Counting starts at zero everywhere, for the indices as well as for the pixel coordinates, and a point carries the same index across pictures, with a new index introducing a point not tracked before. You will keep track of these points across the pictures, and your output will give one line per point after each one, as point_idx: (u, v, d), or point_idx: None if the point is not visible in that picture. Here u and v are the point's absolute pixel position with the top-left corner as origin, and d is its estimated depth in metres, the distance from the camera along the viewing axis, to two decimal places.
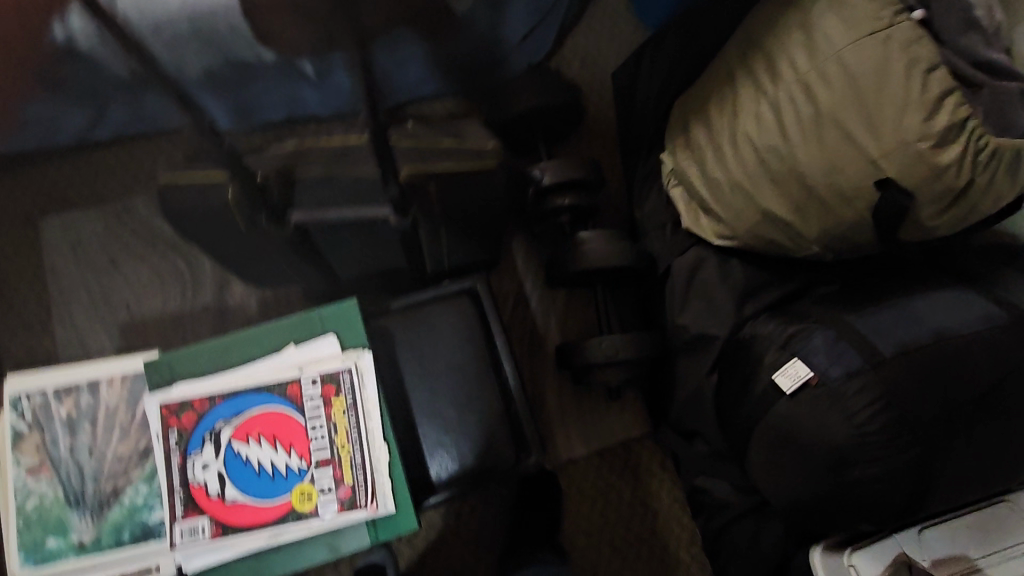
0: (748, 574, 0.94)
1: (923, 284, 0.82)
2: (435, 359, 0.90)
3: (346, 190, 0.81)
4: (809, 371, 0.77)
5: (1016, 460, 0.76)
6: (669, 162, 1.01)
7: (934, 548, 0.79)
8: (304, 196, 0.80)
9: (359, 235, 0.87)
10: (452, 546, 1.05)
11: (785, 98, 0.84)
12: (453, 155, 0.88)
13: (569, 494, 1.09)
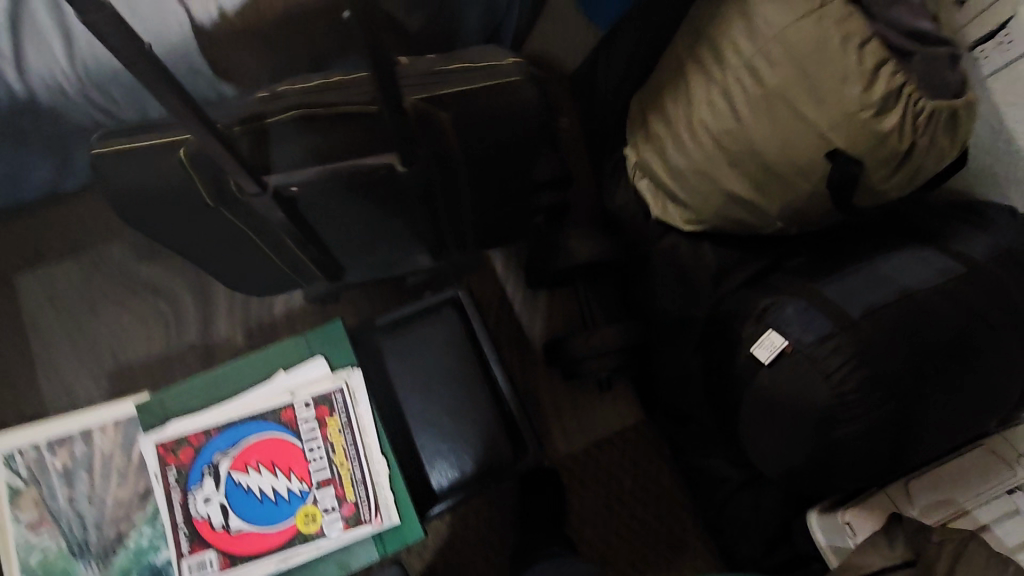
0: (751, 546, 0.96)
1: (883, 246, 0.85)
2: (426, 370, 0.92)
3: (343, 141, 0.70)
4: (783, 339, 0.80)
5: (987, 404, 0.79)
6: (632, 155, 1.04)
7: (921, 497, 0.82)
8: (285, 146, 0.69)
9: (358, 200, 0.81)
10: (461, 554, 1.06)
11: (734, 83, 0.86)
12: (454, 75, 0.73)
13: (571, 488, 1.11)
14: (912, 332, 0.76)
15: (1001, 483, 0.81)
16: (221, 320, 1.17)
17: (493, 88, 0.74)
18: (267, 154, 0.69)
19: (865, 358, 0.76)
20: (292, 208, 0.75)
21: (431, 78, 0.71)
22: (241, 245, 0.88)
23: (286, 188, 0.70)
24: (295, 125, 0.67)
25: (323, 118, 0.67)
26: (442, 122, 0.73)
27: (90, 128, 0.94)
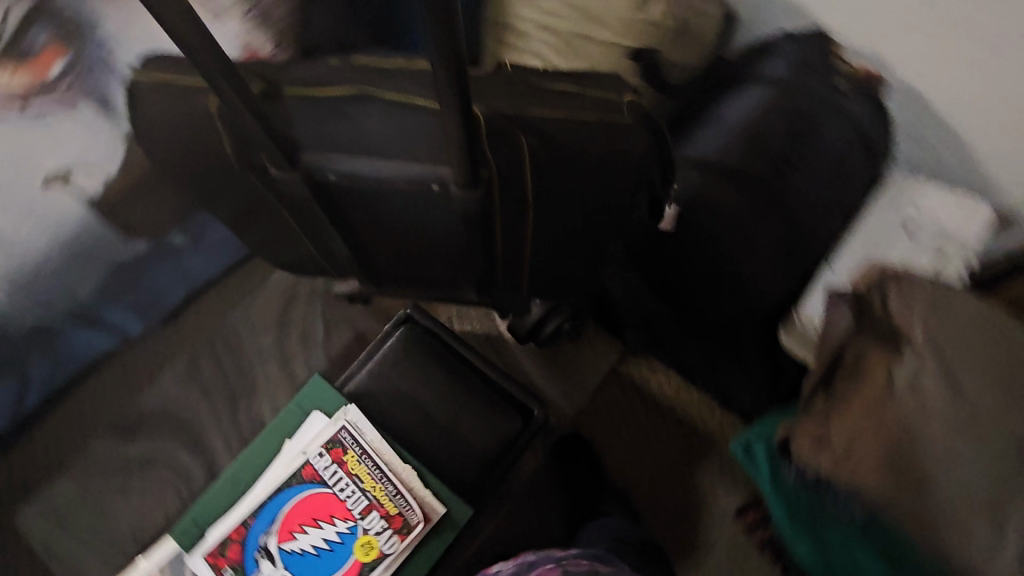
0: (753, 391, 1.06)
1: (713, 100, 1.00)
2: (410, 388, 0.97)
3: (393, 144, 0.69)
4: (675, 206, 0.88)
5: (841, 174, 0.95)
6: None
7: (845, 269, 0.96)
8: (331, 132, 0.69)
9: (391, 205, 0.79)
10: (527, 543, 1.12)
11: (537, 44, 1.01)
12: (538, 93, 0.70)
13: (594, 437, 1.18)
14: (760, 148, 0.91)
15: (898, 230, 0.96)
16: (223, 456, 1.21)
17: (594, 119, 0.69)
18: (309, 129, 0.69)
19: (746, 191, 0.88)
20: (323, 192, 0.77)
21: (513, 94, 0.70)
22: (265, 218, 0.92)
23: (319, 169, 0.72)
24: (340, 105, 0.68)
25: (375, 109, 0.68)
26: (519, 143, 0.69)
27: (34, 332, 1.03)
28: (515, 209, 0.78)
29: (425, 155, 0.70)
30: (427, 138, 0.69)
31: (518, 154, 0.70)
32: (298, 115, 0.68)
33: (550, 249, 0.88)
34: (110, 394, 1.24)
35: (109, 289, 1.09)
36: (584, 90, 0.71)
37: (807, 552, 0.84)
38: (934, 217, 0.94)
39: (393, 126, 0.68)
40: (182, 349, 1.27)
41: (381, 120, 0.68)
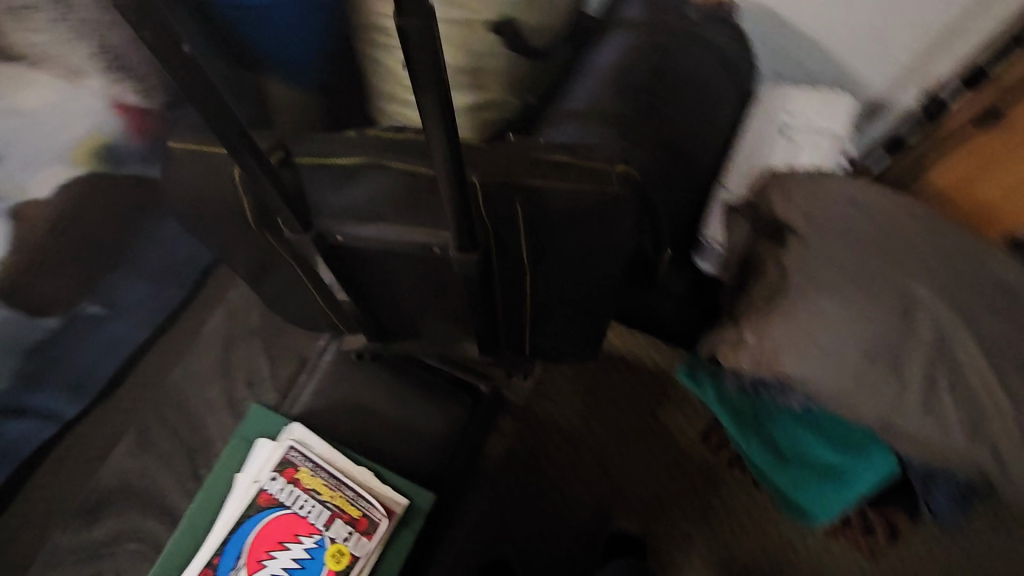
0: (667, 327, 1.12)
1: (584, 54, 1.03)
2: (356, 396, 0.96)
3: (399, 212, 0.69)
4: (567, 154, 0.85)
5: (714, 96, 0.99)
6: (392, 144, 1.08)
7: (737, 183, 1.01)
8: (348, 202, 0.70)
9: (394, 260, 0.76)
10: (512, 519, 1.13)
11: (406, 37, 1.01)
12: (532, 162, 0.70)
13: (555, 403, 1.20)
14: (631, 86, 0.94)
15: (776, 137, 1.02)
16: None
17: (583, 186, 0.69)
18: (330, 192, 0.70)
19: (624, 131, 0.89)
20: (332, 251, 0.75)
21: (512, 162, 0.70)
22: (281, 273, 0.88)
23: (332, 229, 0.70)
24: (354, 173, 0.69)
25: (382, 177, 0.69)
26: (516, 214, 0.70)
27: None
28: (511, 264, 0.76)
29: (425, 221, 0.69)
30: (428, 204, 0.68)
31: (511, 222, 0.71)
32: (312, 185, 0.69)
33: (549, 298, 0.83)
34: (64, 481, 1.19)
35: (28, 375, 1.06)
36: (578, 160, 0.71)
37: (783, 480, 0.90)
38: (805, 115, 1.01)
39: (402, 198, 0.68)
40: (127, 419, 1.22)
41: (387, 190, 0.69)
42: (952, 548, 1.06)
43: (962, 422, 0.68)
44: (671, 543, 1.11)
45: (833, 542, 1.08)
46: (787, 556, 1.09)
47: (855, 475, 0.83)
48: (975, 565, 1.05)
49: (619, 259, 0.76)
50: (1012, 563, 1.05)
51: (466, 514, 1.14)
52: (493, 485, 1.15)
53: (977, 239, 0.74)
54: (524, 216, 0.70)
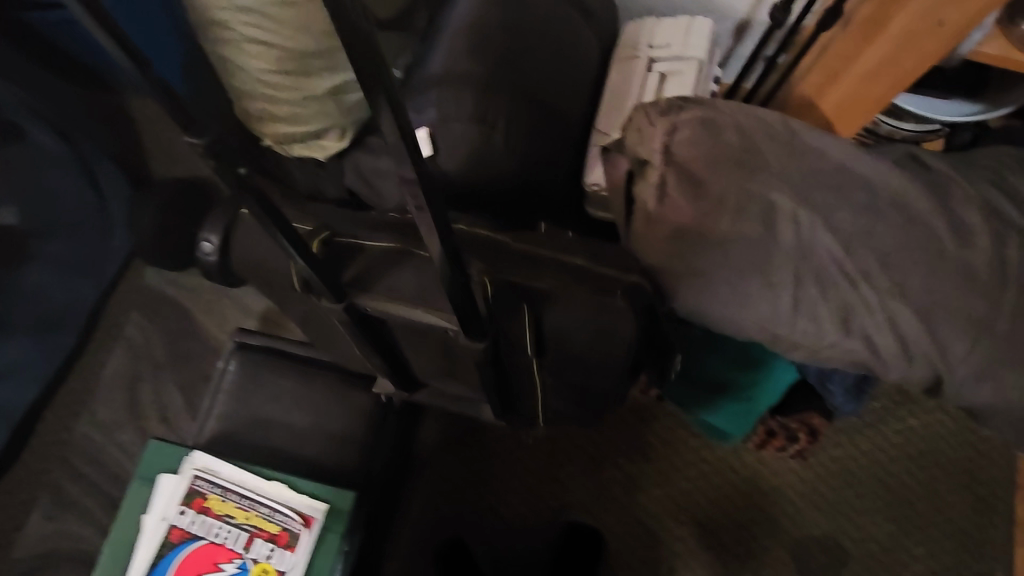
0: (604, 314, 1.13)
1: (438, 12, 0.97)
2: (264, 409, 0.93)
3: (424, 293, 0.67)
4: (424, 128, 0.84)
5: (575, 36, 0.95)
6: (271, 139, 1.09)
7: (609, 119, 0.97)
8: (378, 278, 0.67)
9: (416, 334, 0.75)
10: (461, 504, 1.12)
11: (246, 29, 0.90)
12: (545, 265, 0.69)
13: None
14: (485, 41, 0.88)
15: (642, 66, 0.97)
16: None
17: (588, 294, 0.68)
18: (358, 267, 0.67)
19: (480, 88, 0.85)
20: (364, 324, 0.71)
21: (526, 264, 0.69)
22: (321, 328, 0.84)
23: (361, 304, 0.67)
24: (389, 258, 0.68)
25: (408, 260, 0.68)
26: (521, 312, 0.69)
27: None
28: (518, 353, 0.75)
29: (443, 306, 0.66)
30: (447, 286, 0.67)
31: (521, 321, 0.69)
32: (342, 262, 0.66)
33: (557, 379, 0.81)
34: None
35: None
36: (593, 266, 0.70)
37: (721, 418, 0.94)
38: (667, 44, 0.97)
39: (424, 276, 0.68)
40: (41, 482, 1.14)
41: (414, 273, 0.68)
42: (877, 437, 1.12)
43: (831, 316, 0.72)
44: (617, 491, 1.12)
45: (769, 455, 1.12)
46: (728, 477, 1.12)
47: (760, 394, 0.88)
48: (898, 447, 1.11)
49: (626, 355, 0.73)
50: (931, 440, 1.11)
51: (411, 504, 1.12)
52: (435, 470, 1.14)
53: (830, 146, 0.77)
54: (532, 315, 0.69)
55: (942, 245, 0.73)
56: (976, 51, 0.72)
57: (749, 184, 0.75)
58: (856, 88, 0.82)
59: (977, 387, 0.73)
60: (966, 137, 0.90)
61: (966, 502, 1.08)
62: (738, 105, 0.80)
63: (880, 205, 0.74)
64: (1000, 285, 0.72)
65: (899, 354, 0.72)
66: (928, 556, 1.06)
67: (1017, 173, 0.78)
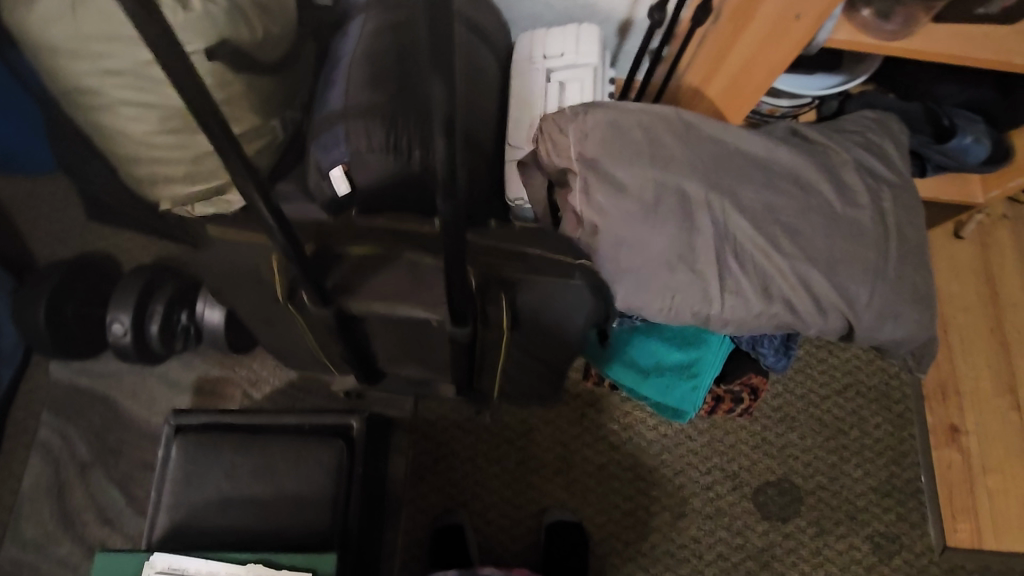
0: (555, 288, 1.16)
1: (330, 50, 0.95)
2: (218, 489, 0.88)
3: (405, 292, 0.78)
4: (340, 167, 0.83)
5: (472, 55, 0.95)
6: (166, 202, 0.99)
7: (517, 133, 0.99)
8: (360, 282, 0.78)
9: (393, 326, 0.86)
10: (445, 539, 1.09)
11: (119, 90, 0.83)
12: (515, 259, 0.80)
13: (435, 408, 1.19)
14: (385, 75, 0.87)
15: (540, 78, 1.00)
16: None
17: (546, 274, 0.80)
18: (342, 275, 0.77)
19: (387, 119, 0.83)
20: (344, 321, 0.82)
21: (496, 253, 0.80)
22: (283, 320, 0.89)
23: (346, 306, 0.78)
24: (372, 262, 0.77)
25: (393, 265, 0.77)
26: (498, 296, 0.81)
27: None
28: (492, 332, 0.86)
29: (427, 301, 0.78)
30: (432, 283, 0.78)
31: (496, 304, 0.82)
32: (329, 270, 0.77)
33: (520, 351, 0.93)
34: None
35: None
36: (547, 252, 0.81)
37: (650, 391, 0.98)
38: (560, 54, 1.00)
39: (404, 277, 0.78)
40: None
41: (396, 274, 0.78)
42: (807, 379, 1.23)
43: (754, 287, 0.79)
44: (590, 481, 1.16)
45: (718, 418, 1.20)
46: (688, 446, 1.19)
47: (704, 367, 0.95)
48: (826, 384, 1.23)
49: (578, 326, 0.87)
50: (851, 373, 1.24)
51: (393, 542, 1.11)
52: (411, 503, 1.14)
53: (728, 133, 0.83)
54: (508, 299, 0.82)
55: (832, 208, 0.82)
56: (832, 39, 0.80)
57: (664, 179, 0.80)
58: (736, 78, 0.89)
59: (881, 327, 0.83)
60: (833, 105, 1.00)
61: (888, 421, 1.22)
62: (640, 105, 0.84)
63: (777, 180, 0.82)
64: (881, 235, 0.83)
65: (814, 311, 0.80)
66: (866, 475, 1.19)
67: (877, 134, 0.89)
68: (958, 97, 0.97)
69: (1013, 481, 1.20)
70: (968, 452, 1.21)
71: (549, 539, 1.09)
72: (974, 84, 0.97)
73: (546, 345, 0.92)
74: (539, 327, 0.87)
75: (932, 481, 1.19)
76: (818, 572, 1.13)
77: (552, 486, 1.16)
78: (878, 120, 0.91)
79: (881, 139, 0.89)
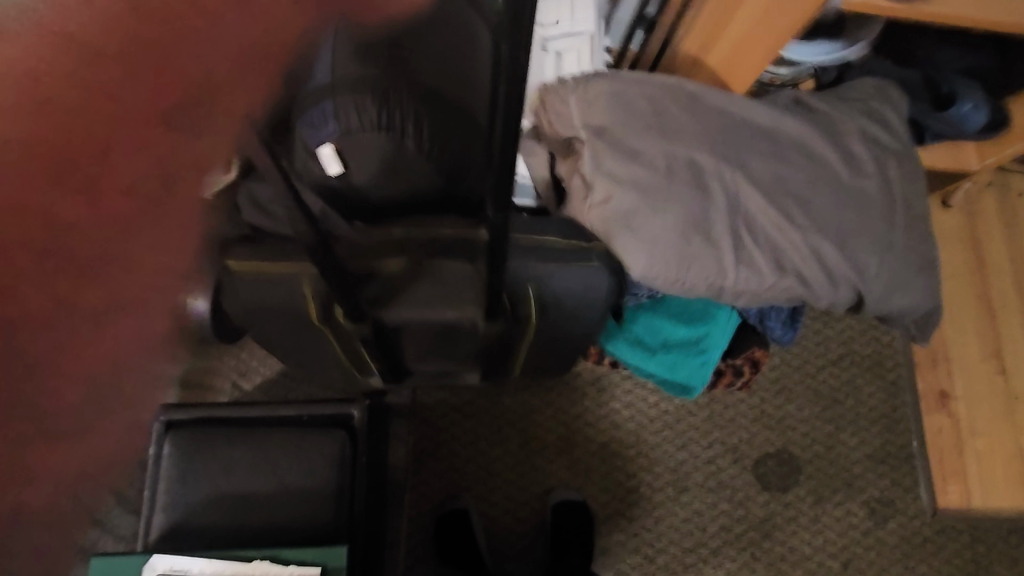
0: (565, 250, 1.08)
1: None
2: (216, 487, 0.85)
3: (434, 297, 0.80)
4: (329, 145, 0.79)
5: None
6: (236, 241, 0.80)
7: None
8: (392, 293, 0.80)
9: (421, 329, 0.87)
10: (454, 526, 1.07)
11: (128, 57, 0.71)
12: (542, 256, 0.77)
13: (433, 395, 1.17)
14: None
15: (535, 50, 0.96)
16: None
17: (572, 264, 0.78)
18: (375, 289, 0.79)
19: (380, 94, 0.79)
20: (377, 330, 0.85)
21: (521, 253, 0.77)
22: (280, 311, 0.85)
23: (381, 316, 0.81)
24: (402, 275, 0.79)
25: (424, 277, 0.79)
26: (525, 293, 0.81)
27: None
28: (518, 327, 0.86)
29: (459, 305, 0.81)
30: (461, 287, 0.80)
31: (524, 299, 0.81)
32: (363, 286, 0.78)
33: (541, 335, 0.91)
34: None
35: None
36: (569, 242, 0.78)
37: (657, 368, 0.97)
38: (556, 22, 0.96)
39: (433, 284, 0.80)
40: None
41: (425, 284, 0.80)
42: (802, 351, 1.24)
43: (766, 259, 0.78)
44: (593, 460, 1.16)
45: (718, 392, 1.21)
46: (689, 421, 1.19)
47: (711, 343, 0.95)
48: (820, 356, 1.24)
49: (601, 307, 0.84)
50: (845, 343, 1.26)
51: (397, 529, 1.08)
52: (414, 489, 1.12)
53: (735, 101, 0.81)
54: (537, 292, 0.81)
55: (840, 177, 0.81)
56: (845, 3, 0.78)
57: (671, 151, 0.77)
58: (739, 45, 0.87)
59: (890, 296, 0.83)
60: (834, 73, 0.99)
61: (881, 389, 1.24)
62: (641, 75, 0.81)
63: (785, 149, 0.80)
64: (889, 204, 0.82)
65: (826, 282, 0.80)
66: (861, 444, 1.21)
67: (880, 101, 0.89)
68: (958, 63, 0.97)
69: (999, 443, 1.24)
70: (958, 416, 1.24)
71: (556, 518, 1.08)
72: (973, 50, 0.96)
73: (571, 335, 0.91)
74: (562, 314, 0.86)
75: (923, 446, 1.22)
76: (817, 539, 1.16)
77: (553, 465, 1.15)
78: (880, 88, 0.90)
79: (884, 107, 0.88)
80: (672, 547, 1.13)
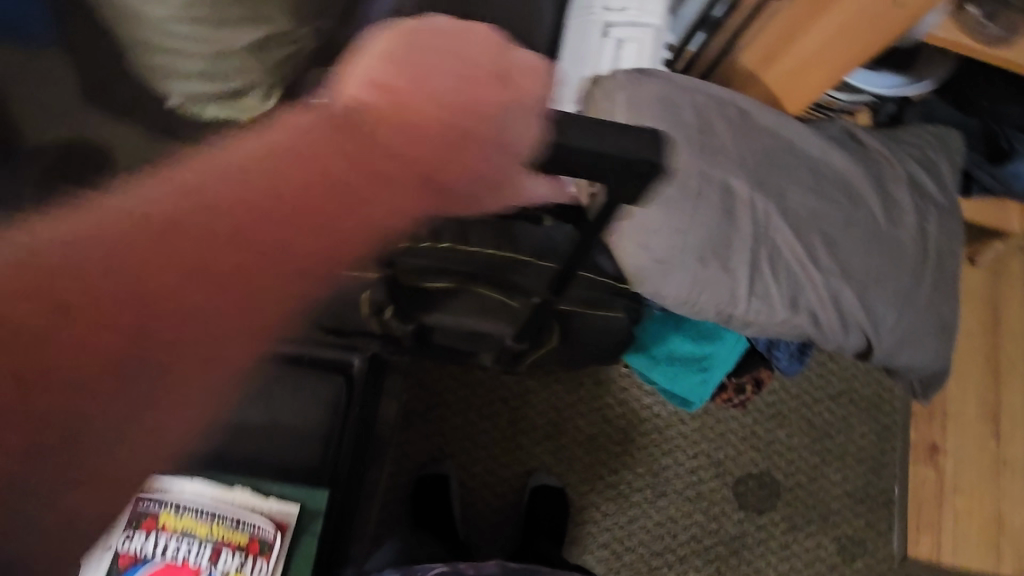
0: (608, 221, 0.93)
1: None
2: None
3: (471, 312, 0.88)
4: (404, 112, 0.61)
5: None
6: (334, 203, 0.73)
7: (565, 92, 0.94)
8: (434, 305, 0.87)
9: (448, 324, 0.92)
10: (433, 491, 1.09)
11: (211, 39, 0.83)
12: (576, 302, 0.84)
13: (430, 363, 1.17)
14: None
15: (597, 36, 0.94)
16: None
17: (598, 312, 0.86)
18: (419, 299, 0.86)
19: None
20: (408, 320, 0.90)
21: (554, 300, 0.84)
22: None
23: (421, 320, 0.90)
24: (446, 290, 0.86)
25: (466, 293, 0.86)
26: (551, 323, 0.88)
27: None
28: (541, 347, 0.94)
29: (492, 320, 0.89)
30: (497, 307, 0.87)
31: (550, 329, 0.89)
32: (412, 300, 0.85)
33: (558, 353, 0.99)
34: None
35: None
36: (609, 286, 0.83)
37: (659, 377, 0.98)
38: (622, 9, 0.93)
39: (472, 301, 0.86)
40: None
41: (467, 301, 0.87)
42: (801, 381, 1.24)
43: (784, 295, 0.77)
44: (579, 451, 1.17)
45: (712, 407, 1.21)
46: (679, 429, 1.20)
47: (714, 362, 0.95)
48: (818, 389, 1.24)
49: (615, 342, 0.93)
50: (847, 381, 1.25)
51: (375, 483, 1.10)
52: (397, 447, 1.13)
53: (784, 129, 0.80)
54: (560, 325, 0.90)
55: (877, 224, 0.80)
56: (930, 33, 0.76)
57: (710, 168, 0.76)
58: (803, 67, 0.85)
59: (900, 350, 0.82)
60: (891, 109, 0.96)
61: (873, 432, 1.24)
62: (697, 84, 0.79)
63: (824, 184, 0.79)
64: (921, 258, 0.81)
65: (840, 327, 0.79)
66: (844, 480, 1.21)
67: (936, 151, 0.87)
68: None
69: (978, 504, 1.24)
70: (943, 471, 1.25)
71: (531, 503, 1.10)
72: None
73: (583, 359, 0.99)
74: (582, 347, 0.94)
75: (904, 492, 1.23)
76: (782, 565, 1.17)
77: (539, 450, 1.16)
78: (938, 136, 0.88)
79: (938, 157, 0.86)
80: (640, 548, 1.14)
